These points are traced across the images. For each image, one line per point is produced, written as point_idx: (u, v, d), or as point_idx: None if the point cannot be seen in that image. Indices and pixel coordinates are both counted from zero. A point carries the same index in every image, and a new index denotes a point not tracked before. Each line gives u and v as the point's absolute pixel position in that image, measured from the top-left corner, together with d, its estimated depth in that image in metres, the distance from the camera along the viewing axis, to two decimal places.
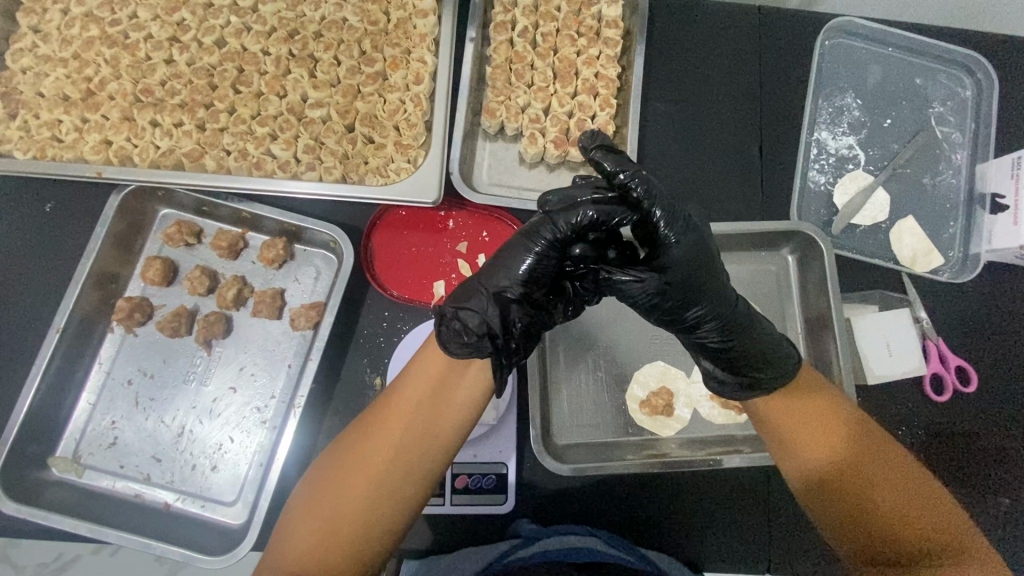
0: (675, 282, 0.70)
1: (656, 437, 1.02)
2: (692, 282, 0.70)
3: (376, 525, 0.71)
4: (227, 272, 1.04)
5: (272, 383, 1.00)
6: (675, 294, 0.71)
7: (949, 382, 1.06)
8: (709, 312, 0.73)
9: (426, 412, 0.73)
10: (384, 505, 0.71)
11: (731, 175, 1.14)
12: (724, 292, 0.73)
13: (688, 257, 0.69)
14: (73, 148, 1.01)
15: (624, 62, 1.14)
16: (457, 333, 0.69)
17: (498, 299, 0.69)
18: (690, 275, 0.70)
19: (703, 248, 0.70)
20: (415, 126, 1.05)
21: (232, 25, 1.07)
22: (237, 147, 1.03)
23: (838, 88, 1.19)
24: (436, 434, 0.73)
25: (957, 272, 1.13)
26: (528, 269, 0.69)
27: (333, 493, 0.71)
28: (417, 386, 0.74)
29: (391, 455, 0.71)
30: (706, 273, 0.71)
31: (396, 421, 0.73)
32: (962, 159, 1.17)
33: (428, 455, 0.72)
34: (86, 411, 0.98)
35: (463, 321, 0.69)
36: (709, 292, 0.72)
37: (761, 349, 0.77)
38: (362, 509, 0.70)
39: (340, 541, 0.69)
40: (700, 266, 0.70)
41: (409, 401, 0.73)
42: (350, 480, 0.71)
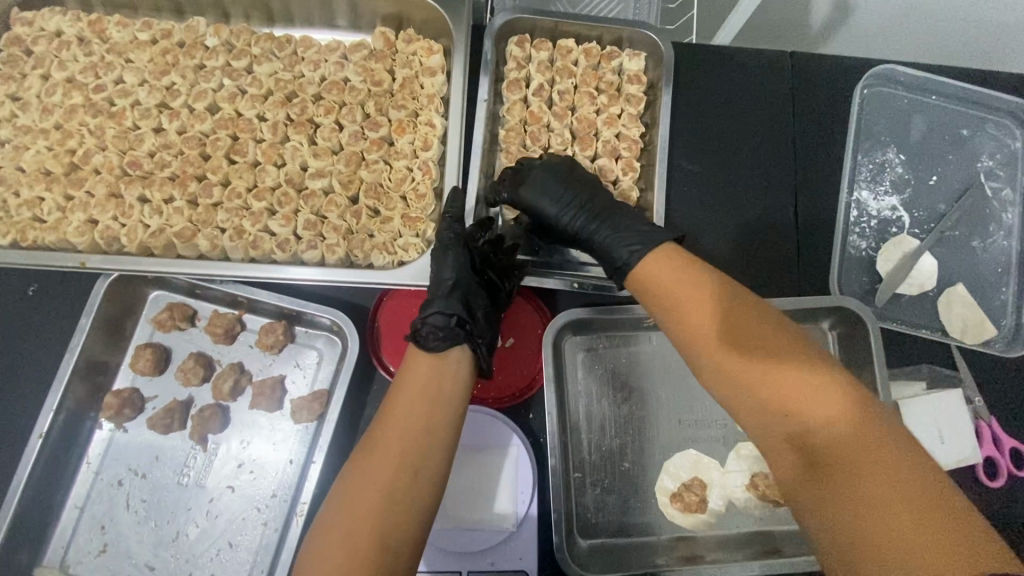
0: (541, 206, 0.89)
1: (689, 534, 0.95)
2: (563, 192, 0.89)
3: (394, 541, 0.65)
4: (223, 359, 0.96)
5: (273, 481, 0.92)
6: (550, 211, 0.89)
7: (1005, 466, 0.99)
8: (574, 213, 0.88)
9: (423, 411, 0.72)
10: (399, 516, 0.66)
11: (763, 239, 1.06)
12: (583, 204, 0.88)
13: (554, 179, 0.90)
14: (55, 228, 0.93)
15: (648, 118, 1.05)
16: (434, 330, 0.78)
17: (456, 295, 0.83)
18: (562, 185, 0.89)
19: (570, 176, 0.91)
20: (424, 197, 0.97)
21: (225, 89, 0.99)
22: (232, 225, 0.95)
23: (879, 142, 1.10)
24: (434, 427, 0.71)
25: (1009, 343, 1.05)
26: (456, 267, 0.86)
27: (346, 519, 0.65)
28: (411, 390, 0.73)
29: (397, 459, 0.68)
30: (572, 179, 0.90)
31: (396, 426, 0.70)
32: (1014, 219, 1.08)
33: (430, 451, 0.70)
34: (74, 515, 0.91)
35: (434, 322, 0.79)
36: (579, 204, 0.88)
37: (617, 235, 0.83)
38: (379, 523, 0.64)
39: (363, 569, 0.62)
40: (564, 180, 0.90)
41: (403, 404, 0.72)
42: (361, 496, 0.66)
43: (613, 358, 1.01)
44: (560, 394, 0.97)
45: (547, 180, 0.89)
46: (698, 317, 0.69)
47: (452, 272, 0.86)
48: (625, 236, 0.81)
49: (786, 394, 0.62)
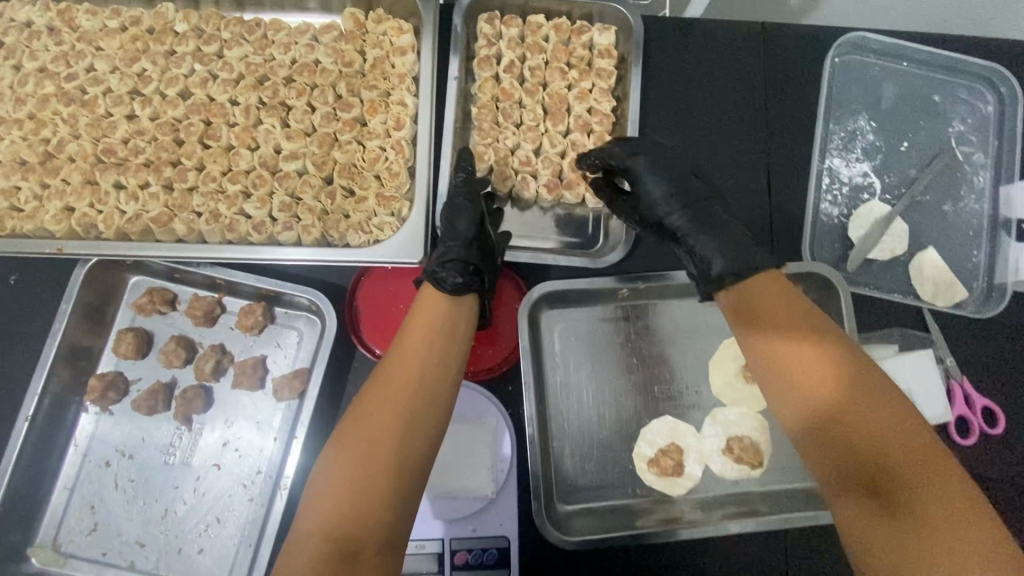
0: (653, 191, 0.88)
1: (667, 498, 0.97)
2: (678, 188, 0.87)
3: (408, 466, 0.69)
4: (204, 341, 0.98)
5: (259, 458, 0.95)
6: (659, 198, 0.87)
7: (977, 425, 1.02)
8: (683, 204, 0.86)
9: (436, 348, 0.76)
10: (414, 444, 0.70)
11: (736, 210, 1.07)
12: (696, 205, 0.86)
13: (675, 172, 0.88)
14: (32, 217, 0.94)
15: (619, 92, 1.05)
16: (455, 272, 0.82)
17: (472, 244, 0.87)
18: (677, 174, 0.88)
19: (691, 176, 0.89)
20: (397, 176, 0.97)
21: (196, 74, 1.00)
22: (208, 209, 0.96)
23: (851, 110, 1.10)
24: (443, 360, 0.75)
25: (981, 306, 1.07)
26: (474, 216, 0.90)
27: (363, 446, 0.67)
28: (422, 327, 0.77)
29: (412, 391, 0.72)
30: (687, 169, 0.89)
31: (411, 362, 0.74)
32: (985, 182, 1.10)
33: (440, 385, 0.74)
34: (64, 497, 0.93)
35: (456, 265, 0.83)
36: (686, 199, 0.86)
37: (727, 241, 0.80)
38: (396, 449, 0.68)
39: (378, 492, 0.66)
40: (681, 177, 0.88)
41: (418, 343, 0.75)
42: (379, 430, 0.69)
43: (589, 329, 1.02)
44: (536, 363, 0.99)
45: (665, 162, 0.89)
46: (787, 340, 0.70)
47: (469, 224, 0.89)
48: (725, 249, 0.79)
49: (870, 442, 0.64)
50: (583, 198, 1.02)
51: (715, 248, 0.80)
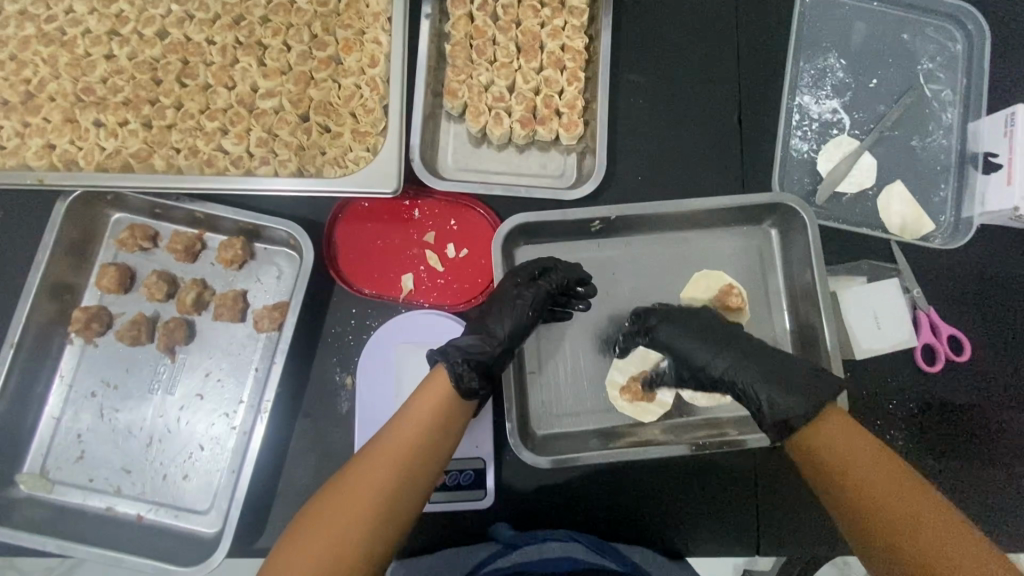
0: (686, 351, 0.88)
1: (638, 424, 0.99)
2: (726, 343, 0.87)
3: (379, 549, 0.68)
4: (185, 276, 1.00)
5: (240, 387, 0.97)
6: (693, 363, 0.88)
7: (942, 352, 1.02)
8: (732, 372, 0.84)
9: (430, 447, 0.75)
10: (393, 525, 0.70)
11: (707, 146, 1.08)
12: (749, 357, 0.84)
13: (715, 339, 0.87)
14: (14, 153, 0.97)
15: (592, 31, 1.07)
16: (463, 370, 0.80)
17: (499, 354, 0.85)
18: (724, 346, 0.86)
19: (731, 335, 0.88)
20: (372, 112, 0.99)
21: (173, 14, 1.01)
22: (186, 145, 0.98)
23: (821, 49, 1.12)
24: (424, 483, 0.74)
25: (949, 238, 1.07)
26: (509, 333, 0.87)
27: (347, 514, 0.68)
28: (427, 411, 0.77)
29: (400, 483, 0.71)
30: (738, 351, 0.85)
31: (407, 451, 0.73)
32: (953, 118, 1.11)
33: (424, 475, 0.74)
34: (50, 426, 0.95)
35: (468, 364, 0.80)
36: (716, 351, 0.86)
37: (789, 383, 0.80)
38: (376, 522, 0.68)
39: (348, 554, 0.66)
40: (718, 335, 0.88)
41: (410, 430, 0.75)
42: (362, 488, 0.69)
43: (561, 263, 1.04)
44: None
45: (693, 322, 0.90)
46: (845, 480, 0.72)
47: (507, 331, 0.87)
48: (767, 380, 0.82)
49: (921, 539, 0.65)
50: (557, 134, 1.04)
51: (774, 390, 0.80)
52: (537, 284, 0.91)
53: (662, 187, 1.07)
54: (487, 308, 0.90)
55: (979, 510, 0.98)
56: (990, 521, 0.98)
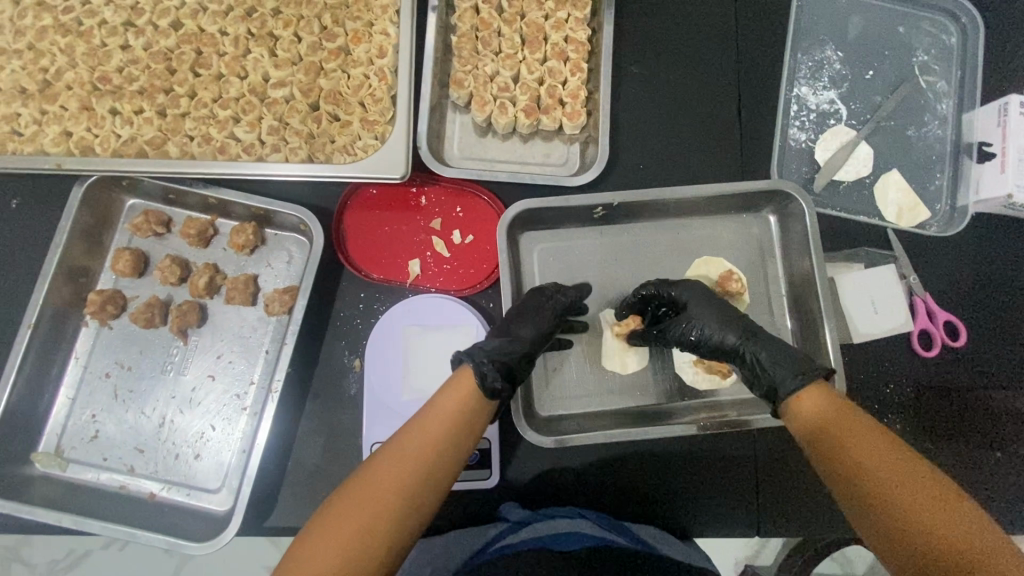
0: (706, 330, 0.89)
1: (640, 406, 1.01)
2: (725, 317, 0.89)
3: (394, 549, 0.67)
4: (198, 260, 1.03)
5: (251, 369, 0.99)
6: (709, 337, 0.89)
7: (938, 336, 1.03)
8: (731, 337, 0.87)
9: (450, 447, 0.73)
10: (409, 527, 0.68)
11: (708, 136, 1.11)
12: (744, 325, 0.88)
13: (715, 310, 0.90)
14: (32, 140, 1.00)
15: (595, 24, 1.09)
16: (491, 369, 0.78)
17: (524, 357, 0.85)
18: (723, 319, 0.89)
19: (728, 308, 0.91)
20: (380, 101, 1.01)
21: (187, 6, 1.04)
22: (200, 132, 1.01)
23: (818, 41, 1.15)
24: (450, 474, 0.73)
25: (944, 225, 1.09)
26: (536, 340, 0.87)
27: (363, 513, 0.67)
28: (447, 411, 0.75)
29: (416, 484, 0.69)
30: (737, 324, 0.88)
31: (425, 451, 0.71)
32: (948, 109, 1.13)
33: (452, 467, 0.73)
34: (65, 406, 0.98)
35: (495, 364, 0.79)
36: (735, 333, 0.87)
37: (777, 350, 0.83)
38: (390, 521, 0.67)
39: (376, 543, 0.66)
40: (718, 306, 0.91)
41: (439, 422, 0.74)
42: (391, 478, 0.69)
43: (565, 249, 1.06)
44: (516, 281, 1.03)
45: (698, 297, 0.92)
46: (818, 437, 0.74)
47: (532, 333, 0.88)
48: (788, 360, 0.82)
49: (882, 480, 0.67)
50: (560, 124, 1.06)
51: (766, 360, 0.83)
52: (553, 295, 0.93)
53: (663, 176, 1.10)
54: (505, 318, 0.90)
55: (976, 492, 1.00)
56: (986, 502, 1.00)
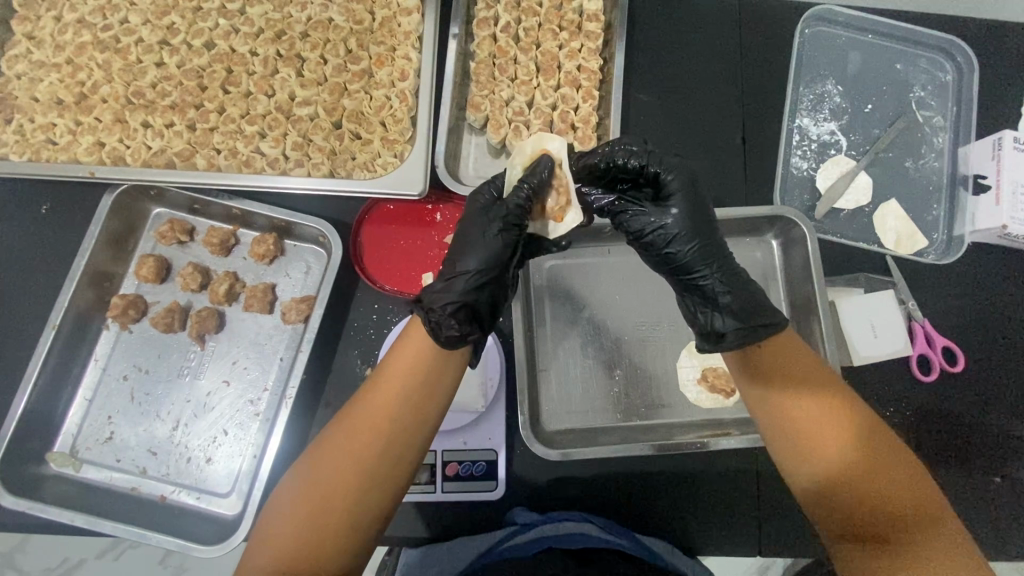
0: (682, 217, 0.79)
1: (646, 423, 1.02)
2: (701, 224, 0.79)
3: (361, 514, 0.69)
4: (219, 269, 1.07)
5: (265, 376, 1.01)
6: (677, 231, 0.79)
7: (937, 362, 1.06)
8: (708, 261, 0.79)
9: (405, 413, 0.71)
10: (372, 492, 0.69)
11: (714, 161, 1.15)
12: (714, 240, 0.80)
13: (690, 205, 0.79)
14: (66, 149, 1.04)
15: (606, 54, 1.14)
16: (449, 322, 0.72)
17: (480, 284, 0.75)
18: (698, 226, 0.79)
19: (702, 210, 0.80)
20: (401, 121, 1.05)
21: (221, 27, 1.10)
22: (227, 146, 1.05)
23: (819, 76, 1.21)
24: (407, 441, 0.71)
25: (942, 253, 1.13)
26: (483, 262, 0.76)
27: (322, 485, 0.68)
28: (399, 376, 0.72)
29: (373, 446, 0.69)
30: (713, 238, 0.79)
31: (375, 415, 0.70)
32: (944, 143, 1.18)
33: (408, 434, 0.71)
34: (82, 407, 1.00)
35: (451, 312, 0.72)
36: (695, 227, 0.79)
37: (750, 297, 0.78)
38: (345, 496, 0.68)
39: (333, 516, 0.67)
40: (699, 207, 0.79)
41: (392, 386, 0.71)
42: (344, 446, 0.69)
43: (574, 269, 1.09)
44: (524, 297, 1.06)
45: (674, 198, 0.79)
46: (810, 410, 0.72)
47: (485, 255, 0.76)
48: (748, 304, 0.78)
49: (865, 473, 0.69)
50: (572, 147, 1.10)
51: (735, 291, 0.78)
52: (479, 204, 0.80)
53: None
54: (454, 243, 0.78)
55: (974, 518, 1.01)
56: (987, 527, 1.01)
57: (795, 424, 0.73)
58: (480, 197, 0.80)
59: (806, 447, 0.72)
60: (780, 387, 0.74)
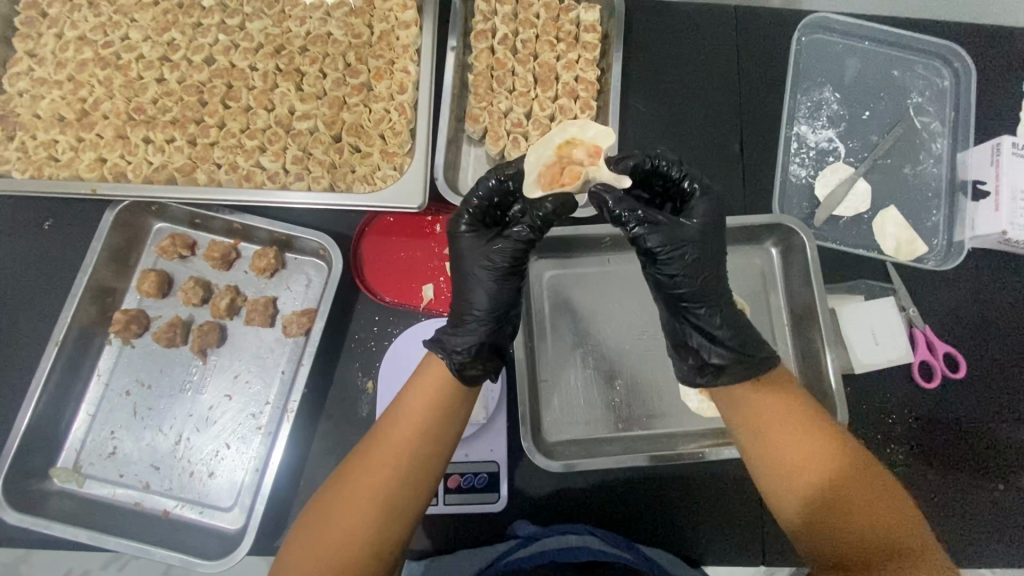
0: (694, 233, 0.77)
1: (648, 433, 1.02)
2: (712, 251, 0.78)
3: (385, 543, 0.69)
4: (220, 283, 1.07)
5: (267, 390, 1.02)
6: (689, 249, 0.77)
7: (938, 369, 1.05)
8: (709, 287, 0.78)
9: (424, 443, 0.72)
10: (397, 522, 0.70)
11: (713, 170, 1.15)
12: (719, 274, 0.79)
13: (708, 229, 0.78)
14: (69, 166, 1.05)
15: (603, 64, 1.15)
16: (454, 358, 0.75)
17: (486, 322, 0.78)
18: (709, 251, 0.78)
19: (719, 240, 0.79)
20: (400, 134, 1.06)
21: (220, 43, 1.11)
22: (227, 161, 1.06)
23: (816, 83, 1.21)
24: (428, 469, 0.72)
25: (942, 259, 1.13)
26: (491, 301, 0.78)
27: (347, 523, 0.68)
28: (417, 406, 0.73)
29: (396, 478, 0.70)
30: (719, 268, 0.79)
31: (396, 447, 0.71)
32: (942, 148, 1.18)
33: (430, 462, 0.72)
34: (85, 422, 1.01)
35: (457, 349, 0.75)
36: (709, 258, 0.78)
37: (745, 335, 0.79)
38: (371, 529, 0.68)
39: (359, 550, 0.67)
40: (716, 235, 0.79)
41: (412, 418, 0.72)
42: (367, 482, 0.69)
43: (574, 279, 1.10)
44: (525, 308, 1.06)
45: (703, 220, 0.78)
46: (780, 432, 0.73)
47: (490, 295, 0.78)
48: (742, 341, 0.78)
49: (837, 492, 0.69)
50: None
51: (729, 326, 0.79)
52: (464, 233, 0.80)
53: None
54: (455, 279, 0.81)
55: (977, 526, 1.01)
56: (990, 534, 1.00)
57: (772, 449, 0.73)
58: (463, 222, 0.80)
59: (779, 469, 0.73)
60: (753, 411, 0.76)
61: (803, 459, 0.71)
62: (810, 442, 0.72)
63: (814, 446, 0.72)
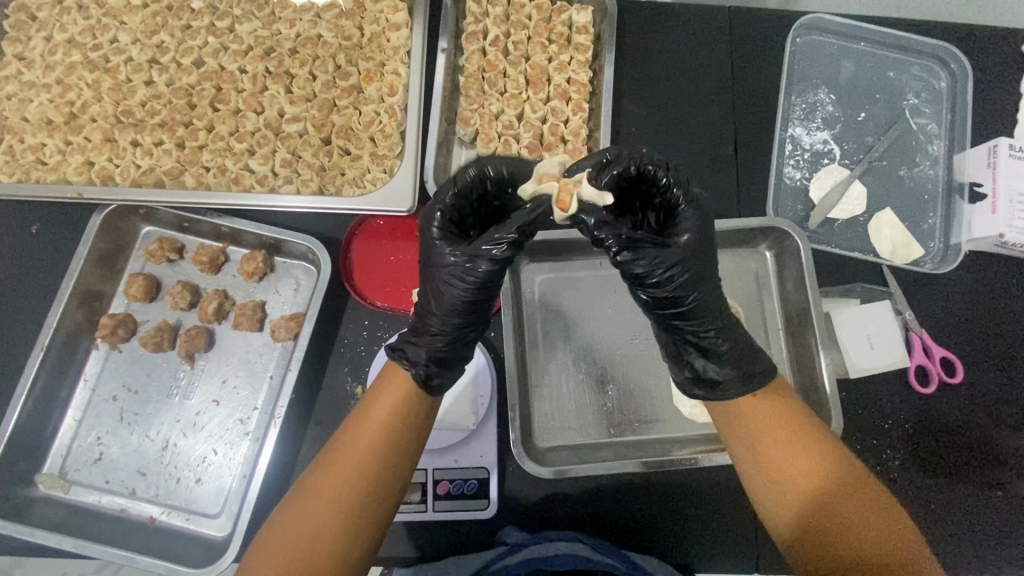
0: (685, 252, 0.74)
1: (640, 438, 1.01)
2: (702, 270, 0.75)
3: (349, 553, 0.68)
4: (208, 287, 1.06)
5: (254, 395, 1.01)
6: (679, 270, 0.74)
7: (935, 373, 1.04)
8: (703, 305, 0.76)
9: (389, 450, 0.71)
10: (360, 530, 0.69)
11: (706, 172, 1.14)
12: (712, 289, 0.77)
13: (697, 245, 0.75)
14: (56, 169, 1.05)
15: (596, 66, 1.14)
16: (409, 362, 0.76)
17: (445, 327, 0.77)
18: (699, 270, 0.75)
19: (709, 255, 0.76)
20: (390, 137, 1.05)
21: (209, 45, 1.10)
22: (216, 164, 1.05)
23: (811, 84, 1.20)
24: (393, 475, 0.71)
25: (939, 262, 1.11)
26: (453, 307, 0.76)
27: (307, 530, 0.67)
28: (382, 411, 0.73)
29: (360, 484, 0.69)
30: (711, 285, 0.77)
31: (359, 452, 0.70)
32: (939, 150, 1.17)
33: (395, 468, 0.71)
34: (71, 428, 1.00)
35: (415, 355, 0.76)
36: (698, 276, 0.75)
37: (735, 352, 0.77)
38: (334, 537, 0.67)
39: (321, 559, 0.66)
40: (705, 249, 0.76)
41: (376, 424, 0.72)
42: (329, 488, 0.68)
43: (565, 283, 1.09)
44: (516, 312, 1.06)
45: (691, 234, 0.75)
46: (774, 443, 0.72)
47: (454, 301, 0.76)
48: (732, 358, 0.77)
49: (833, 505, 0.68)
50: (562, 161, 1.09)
51: (722, 343, 0.77)
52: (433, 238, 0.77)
53: None
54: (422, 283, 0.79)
55: (974, 532, 0.99)
56: (987, 541, 0.99)
57: (766, 461, 0.72)
58: (435, 225, 0.76)
59: (773, 481, 0.71)
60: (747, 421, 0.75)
61: (788, 471, 0.70)
62: (805, 455, 0.70)
63: (809, 458, 0.70)
